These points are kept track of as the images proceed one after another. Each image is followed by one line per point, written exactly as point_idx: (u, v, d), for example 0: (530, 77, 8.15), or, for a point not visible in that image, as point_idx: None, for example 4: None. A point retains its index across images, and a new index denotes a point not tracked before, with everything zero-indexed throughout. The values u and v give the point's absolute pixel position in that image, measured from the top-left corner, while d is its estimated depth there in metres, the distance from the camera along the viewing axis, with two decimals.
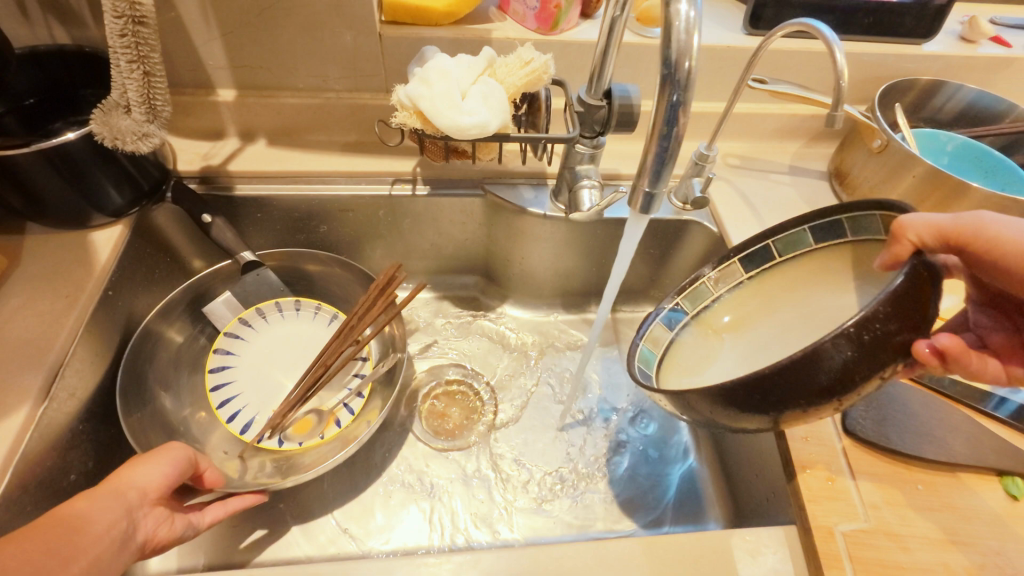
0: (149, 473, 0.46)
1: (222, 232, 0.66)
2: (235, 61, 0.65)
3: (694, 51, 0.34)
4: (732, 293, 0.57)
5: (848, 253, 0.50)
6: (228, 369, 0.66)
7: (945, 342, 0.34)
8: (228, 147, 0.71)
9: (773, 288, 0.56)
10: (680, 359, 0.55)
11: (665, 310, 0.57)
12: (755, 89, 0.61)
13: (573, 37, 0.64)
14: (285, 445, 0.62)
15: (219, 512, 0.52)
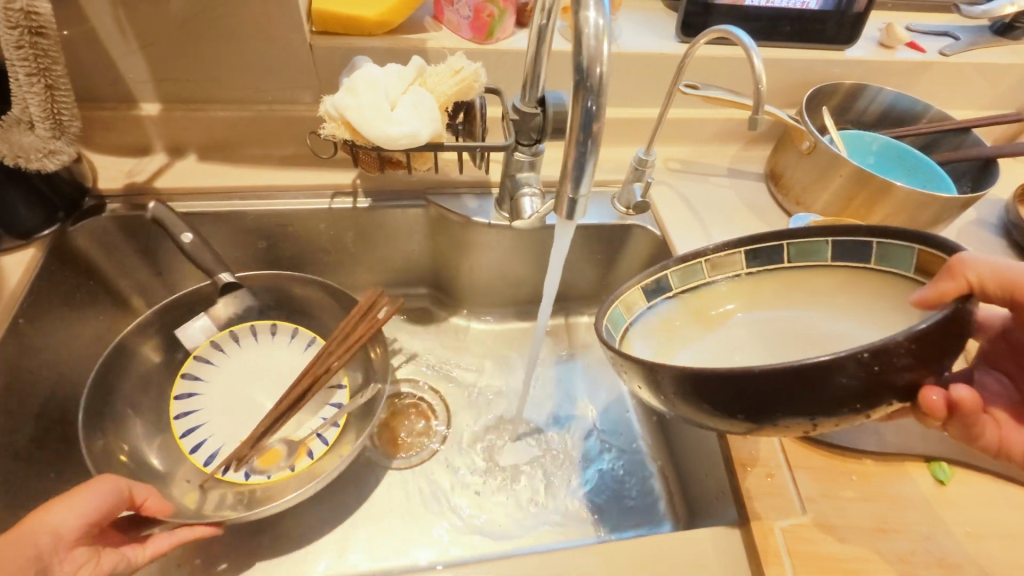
0: (65, 514, 0.44)
1: (201, 251, 0.63)
2: (157, 74, 0.62)
3: (605, 57, 0.34)
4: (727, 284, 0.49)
5: (864, 281, 0.45)
6: (196, 397, 0.63)
7: (962, 394, 0.35)
8: (155, 163, 0.67)
9: (769, 291, 0.49)
10: (650, 338, 0.47)
11: (654, 280, 0.47)
12: (687, 96, 0.63)
13: (508, 46, 0.64)
14: (251, 478, 0.59)
15: (164, 543, 0.49)
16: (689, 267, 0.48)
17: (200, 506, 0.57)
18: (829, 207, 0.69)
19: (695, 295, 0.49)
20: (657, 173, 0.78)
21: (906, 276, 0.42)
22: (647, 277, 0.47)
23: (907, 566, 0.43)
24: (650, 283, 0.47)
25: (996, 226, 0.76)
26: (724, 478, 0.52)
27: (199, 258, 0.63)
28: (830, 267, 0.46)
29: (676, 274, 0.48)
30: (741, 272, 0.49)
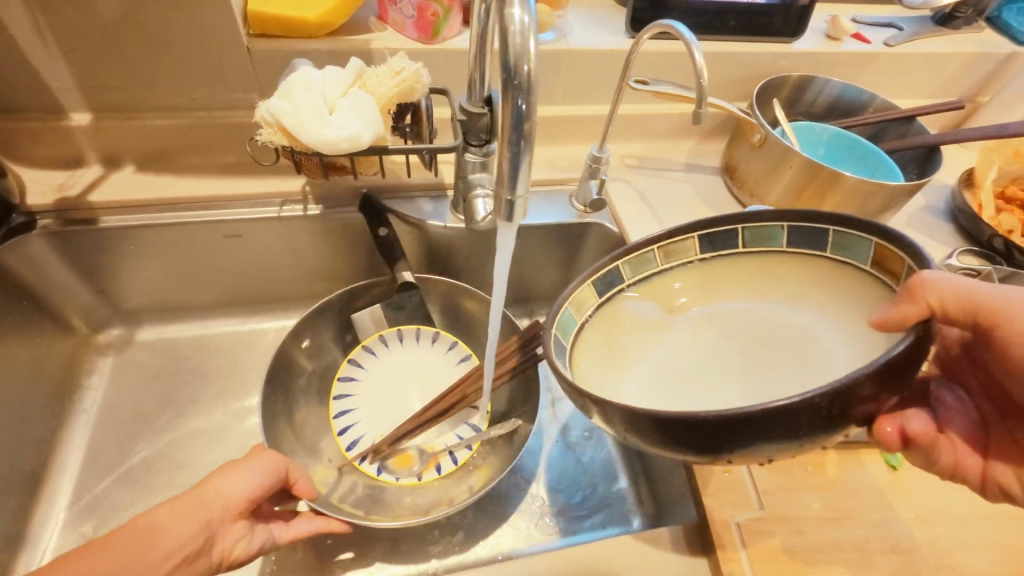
0: (235, 485, 0.45)
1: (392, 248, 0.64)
2: (85, 83, 0.59)
3: (532, 54, 0.33)
4: (680, 271, 0.48)
5: (816, 269, 0.44)
6: (354, 382, 0.65)
7: (915, 429, 0.36)
8: (89, 176, 0.64)
9: (721, 278, 0.47)
10: (600, 335, 0.45)
11: (603, 272, 0.46)
12: (637, 90, 0.63)
13: (454, 45, 0.63)
14: (382, 475, 0.60)
15: (308, 527, 0.50)
16: (641, 255, 0.47)
17: (330, 492, 0.58)
18: (783, 199, 0.69)
19: (648, 286, 0.48)
20: (615, 170, 0.78)
21: (858, 266, 0.42)
22: (596, 272, 0.45)
23: (861, 554, 0.43)
24: (600, 277, 0.46)
25: (944, 212, 0.78)
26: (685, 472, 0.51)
27: (393, 254, 0.64)
28: (783, 252, 0.45)
29: (628, 265, 0.47)
30: (693, 260, 0.48)
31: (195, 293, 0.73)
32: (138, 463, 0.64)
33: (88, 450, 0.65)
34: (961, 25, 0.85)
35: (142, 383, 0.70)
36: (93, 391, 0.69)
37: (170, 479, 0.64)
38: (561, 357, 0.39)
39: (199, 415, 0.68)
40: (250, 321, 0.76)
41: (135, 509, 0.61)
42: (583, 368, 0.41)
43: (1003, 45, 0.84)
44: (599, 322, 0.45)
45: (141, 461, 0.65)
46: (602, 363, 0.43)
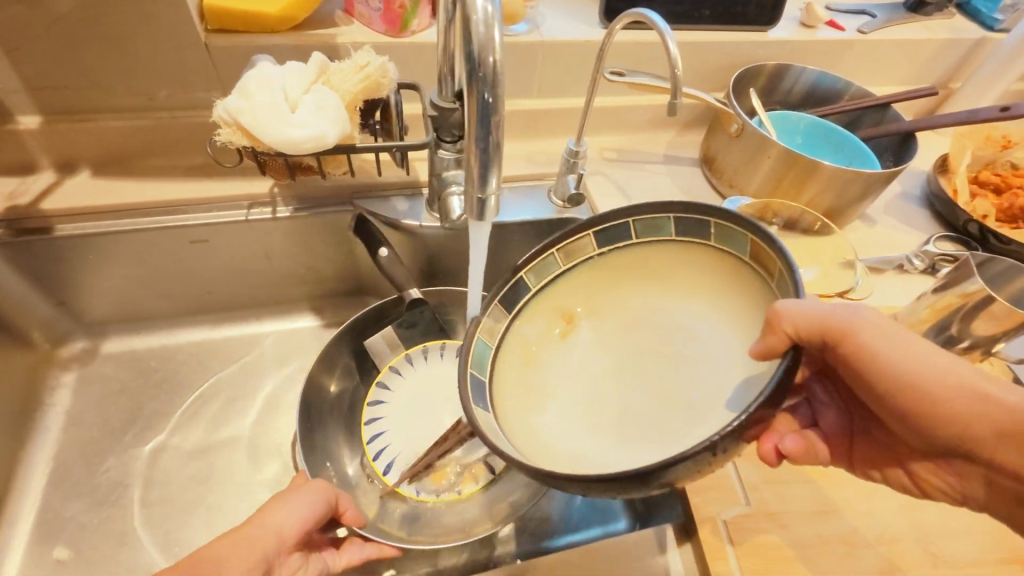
0: (288, 517, 0.44)
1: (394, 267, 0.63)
2: (32, 83, 0.56)
3: (497, 45, 0.31)
4: (584, 271, 0.46)
5: (711, 259, 0.43)
6: (382, 405, 0.64)
7: (790, 448, 0.42)
8: (41, 182, 0.61)
9: (627, 272, 0.46)
10: (514, 354, 0.44)
11: (504, 289, 0.44)
12: (613, 82, 0.61)
13: (423, 39, 0.61)
14: (422, 494, 0.59)
15: (355, 554, 0.50)
16: (540, 261, 0.45)
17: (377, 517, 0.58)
18: (761, 189, 0.69)
19: (553, 289, 0.46)
20: (593, 163, 0.77)
21: (742, 259, 0.40)
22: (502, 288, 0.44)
23: (849, 546, 0.43)
24: (505, 293, 0.44)
25: (919, 198, 0.79)
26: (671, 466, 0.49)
27: (393, 275, 0.62)
28: (676, 241, 0.44)
29: (530, 273, 0.45)
30: (594, 257, 0.46)
31: (162, 302, 0.70)
32: (107, 481, 0.62)
33: (52, 470, 0.62)
34: (932, 12, 0.85)
35: (107, 397, 0.67)
36: (56, 408, 0.66)
37: (141, 497, 0.61)
38: (479, 399, 0.39)
39: (170, 428, 0.66)
40: (222, 329, 0.74)
41: (105, 530, 0.59)
42: (501, 397, 0.41)
43: (974, 31, 0.85)
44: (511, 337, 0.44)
45: (110, 479, 0.62)
46: (518, 384, 0.43)
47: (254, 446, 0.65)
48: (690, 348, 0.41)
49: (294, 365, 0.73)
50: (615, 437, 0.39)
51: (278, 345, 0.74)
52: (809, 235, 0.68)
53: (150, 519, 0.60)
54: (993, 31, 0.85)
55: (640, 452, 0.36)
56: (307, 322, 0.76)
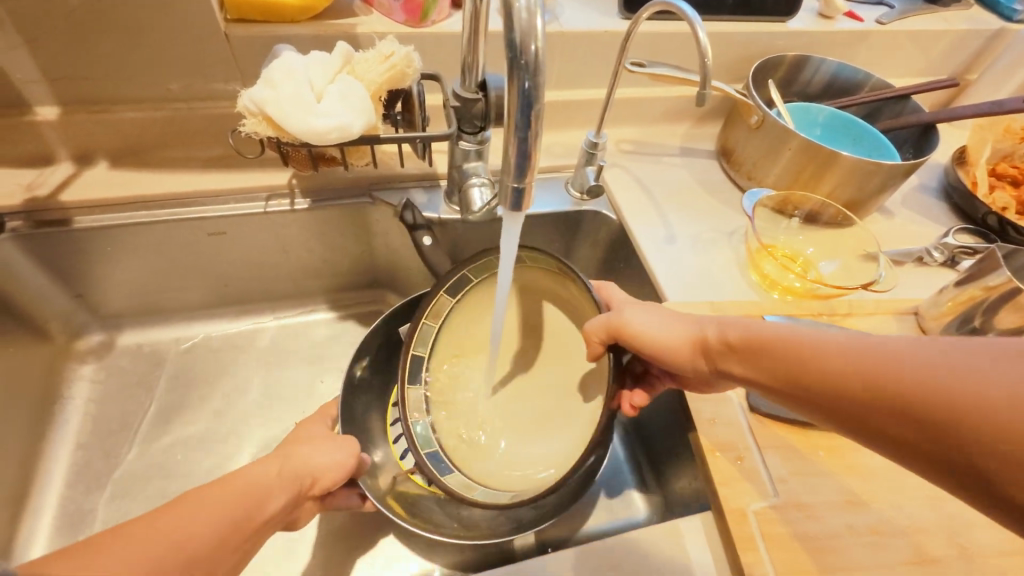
0: (332, 456, 0.48)
1: (435, 257, 0.61)
2: (51, 74, 0.56)
3: (539, 33, 0.31)
4: (449, 321, 0.56)
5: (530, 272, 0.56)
6: None
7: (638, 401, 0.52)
8: (59, 174, 0.60)
9: (476, 303, 0.57)
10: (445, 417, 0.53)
11: (407, 366, 0.53)
12: (634, 73, 0.61)
13: (443, 29, 0.61)
14: None
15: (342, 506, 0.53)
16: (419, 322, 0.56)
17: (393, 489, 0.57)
18: (781, 181, 0.68)
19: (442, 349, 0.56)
20: (610, 155, 0.76)
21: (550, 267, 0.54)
22: (403, 371, 0.53)
23: (877, 535, 0.43)
24: (407, 371, 0.53)
25: (936, 190, 0.78)
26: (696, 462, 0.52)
27: (428, 262, 0.61)
28: None
29: (417, 347, 0.54)
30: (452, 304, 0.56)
31: (179, 295, 0.70)
32: (127, 474, 0.62)
33: (72, 462, 0.62)
34: (950, 2, 0.84)
35: (126, 390, 0.67)
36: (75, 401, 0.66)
37: (162, 488, 0.61)
38: (444, 467, 0.48)
39: (187, 420, 0.66)
40: (239, 322, 0.74)
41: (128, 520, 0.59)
42: (459, 458, 0.50)
43: (992, 21, 0.84)
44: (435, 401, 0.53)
45: (131, 471, 0.62)
46: (458, 435, 0.53)
47: (274, 439, 0.66)
48: (566, 356, 0.54)
49: (311, 359, 0.73)
50: (552, 434, 0.51)
51: (293, 338, 0.74)
52: (830, 226, 0.68)
53: None
54: (1011, 22, 0.85)
55: (561, 440, 0.49)
56: (321, 315, 0.76)
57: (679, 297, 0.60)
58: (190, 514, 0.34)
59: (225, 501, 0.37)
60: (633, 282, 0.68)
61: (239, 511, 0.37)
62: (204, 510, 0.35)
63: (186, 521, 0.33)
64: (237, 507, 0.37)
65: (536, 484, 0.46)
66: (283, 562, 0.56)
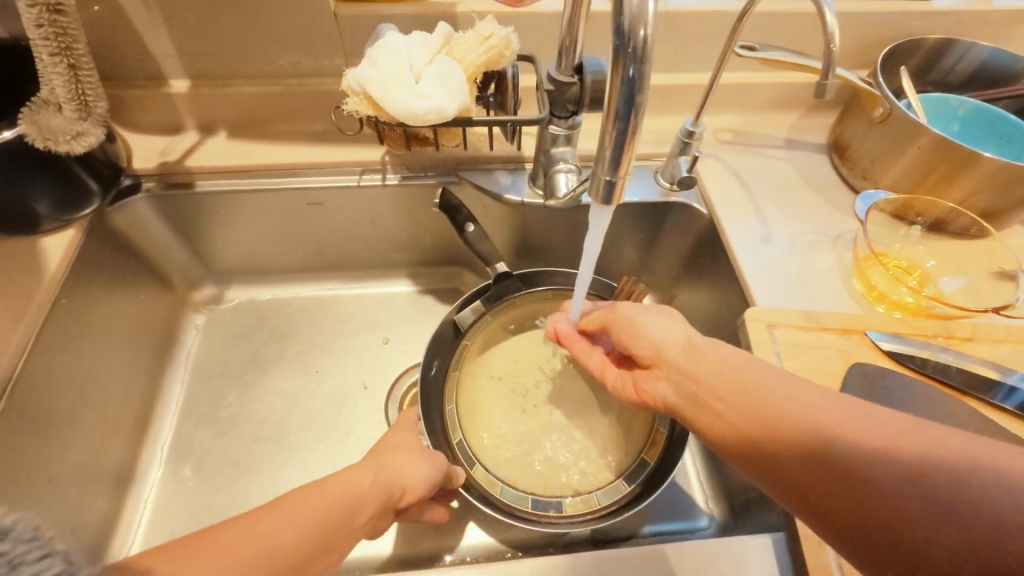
0: (418, 470, 0.48)
1: (482, 241, 0.64)
2: (185, 50, 0.61)
3: (650, 18, 0.30)
4: (458, 393, 0.58)
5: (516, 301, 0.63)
6: None
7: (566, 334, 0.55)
8: (187, 142, 0.67)
9: (470, 365, 0.59)
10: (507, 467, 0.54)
11: (457, 448, 0.55)
12: (743, 57, 0.57)
13: (542, 8, 0.60)
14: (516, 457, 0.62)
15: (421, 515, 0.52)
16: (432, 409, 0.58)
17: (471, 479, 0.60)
18: (901, 182, 0.61)
19: (468, 418, 0.56)
20: (705, 145, 0.72)
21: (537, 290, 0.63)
22: (461, 451, 0.54)
23: None
24: (464, 455, 0.54)
25: None
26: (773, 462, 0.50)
27: (480, 250, 0.63)
28: (487, 319, 0.62)
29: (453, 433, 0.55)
30: (454, 374, 0.59)
31: (279, 257, 0.75)
32: (228, 414, 0.69)
33: (183, 400, 0.70)
34: None
35: (230, 340, 0.74)
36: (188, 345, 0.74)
37: (255, 431, 0.68)
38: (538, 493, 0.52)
39: (279, 373, 0.72)
40: (328, 287, 0.79)
41: (228, 459, 0.66)
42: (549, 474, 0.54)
43: None
44: (477, 447, 0.55)
45: (230, 412, 0.69)
46: (531, 463, 0.55)
47: (353, 400, 0.70)
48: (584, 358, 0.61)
49: (390, 328, 0.76)
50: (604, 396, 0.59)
51: (374, 306, 0.78)
52: (957, 238, 0.61)
53: (261, 456, 0.66)
54: None
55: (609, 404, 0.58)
56: (401, 287, 0.79)
57: (772, 303, 0.56)
58: (277, 522, 0.36)
59: (306, 511, 0.38)
60: (719, 282, 0.64)
61: (321, 522, 0.38)
62: (288, 519, 0.36)
63: (274, 532, 0.35)
64: (319, 517, 0.38)
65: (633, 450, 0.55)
66: None
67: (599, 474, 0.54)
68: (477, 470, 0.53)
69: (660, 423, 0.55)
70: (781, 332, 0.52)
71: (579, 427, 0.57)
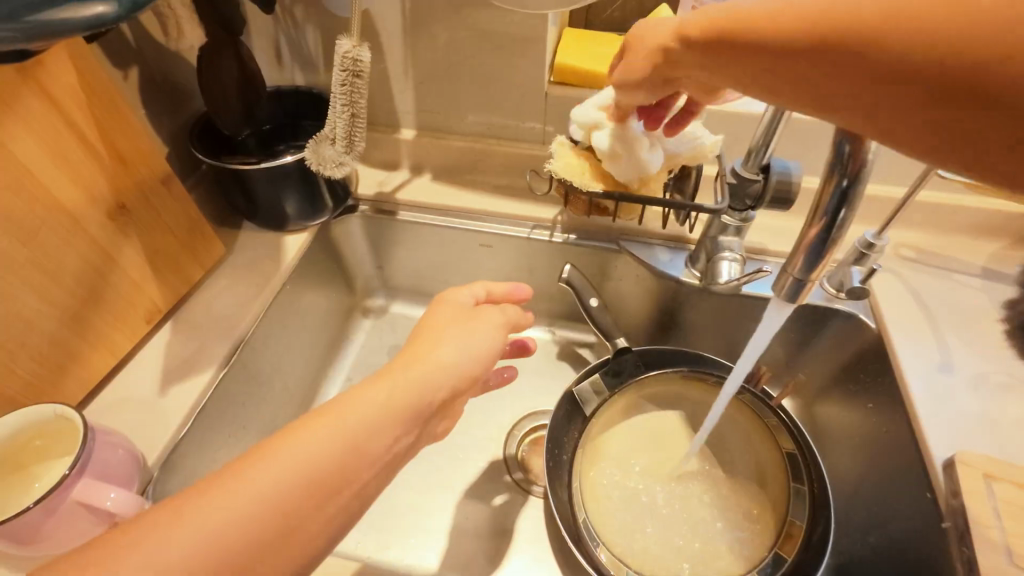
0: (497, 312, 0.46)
1: (603, 315, 0.69)
2: (421, 107, 0.75)
3: (875, 142, 0.33)
4: (585, 461, 0.59)
5: (648, 381, 0.64)
6: None
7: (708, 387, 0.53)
8: (400, 178, 0.80)
9: (598, 435, 0.61)
10: (627, 545, 0.55)
11: (582, 516, 0.56)
12: (945, 179, 0.55)
13: (735, 107, 0.64)
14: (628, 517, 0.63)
15: None
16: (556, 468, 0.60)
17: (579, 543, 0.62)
18: None
19: (591, 488, 0.58)
20: (884, 259, 0.68)
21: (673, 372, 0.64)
22: (587, 519, 0.56)
23: None
24: (588, 523, 0.56)
25: None
26: None
27: (600, 323, 0.68)
28: (616, 395, 0.63)
29: (578, 500, 0.57)
30: (580, 441, 0.60)
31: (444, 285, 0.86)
32: None
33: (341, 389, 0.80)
34: None
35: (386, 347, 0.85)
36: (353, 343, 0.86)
37: None
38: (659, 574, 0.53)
39: None
40: None
41: None
42: (671, 555, 0.55)
43: None
44: (599, 519, 0.56)
45: None
46: (652, 543, 0.56)
47: (479, 427, 0.76)
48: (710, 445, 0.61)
49: (523, 369, 0.81)
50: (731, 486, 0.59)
51: None
52: None
53: None
54: None
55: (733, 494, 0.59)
56: (541, 333, 0.85)
57: (952, 445, 0.51)
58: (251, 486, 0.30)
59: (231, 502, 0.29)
60: (879, 404, 0.60)
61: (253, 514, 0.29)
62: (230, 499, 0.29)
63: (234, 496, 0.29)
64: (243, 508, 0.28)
65: (761, 546, 0.55)
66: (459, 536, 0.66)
67: (722, 566, 0.54)
68: (585, 519, 0.55)
69: (796, 521, 0.54)
70: (1001, 486, 0.46)
71: (694, 520, 0.57)
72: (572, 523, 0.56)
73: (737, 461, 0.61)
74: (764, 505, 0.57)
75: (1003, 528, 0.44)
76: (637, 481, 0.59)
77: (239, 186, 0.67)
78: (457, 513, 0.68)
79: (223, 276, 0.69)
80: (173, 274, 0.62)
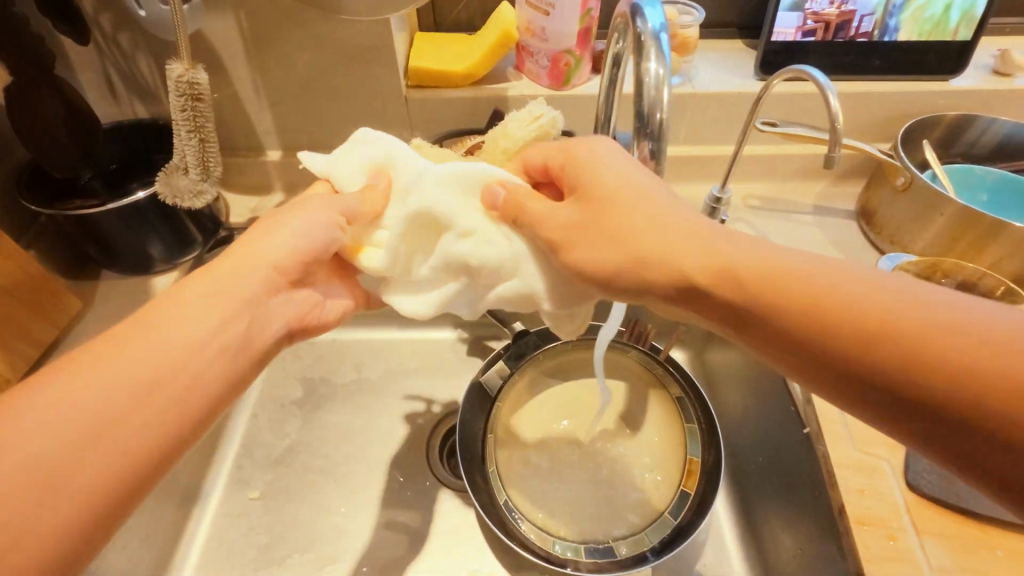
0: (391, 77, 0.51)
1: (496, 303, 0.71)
2: (283, 127, 0.73)
3: (665, 103, 0.38)
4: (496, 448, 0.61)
5: (547, 362, 0.66)
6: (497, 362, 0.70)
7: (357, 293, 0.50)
8: (273, 201, 0.78)
9: (506, 420, 0.63)
10: (549, 519, 0.57)
11: (502, 501, 0.58)
12: (764, 132, 0.62)
13: (581, 92, 0.70)
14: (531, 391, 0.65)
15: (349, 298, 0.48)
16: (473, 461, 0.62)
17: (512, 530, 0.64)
18: (930, 248, 0.63)
19: (507, 472, 0.60)
20: (733, 209, 0.76)
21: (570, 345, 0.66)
22: (507, 502, 0.58)
23: None
24: (507, 505, 0.58)
25: None
26: (814, 513, 0.53)
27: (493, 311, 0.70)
28: (519, 381, 0.65)
29: (496, 484, 0.59)
30: (491, 431, 0.62)
31: None
32: (282, 445, 0.74)
33: (245, 430, 0.76)
34: None
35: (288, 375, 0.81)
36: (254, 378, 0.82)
37: (306, 462, 0.73)
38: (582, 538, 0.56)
39: (332, 409, 0.78)
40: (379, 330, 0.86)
41: (279, 484, 0.71)
42: (592, 518, 0.58)
43: None
44: (519, 500, 0.58)
45: (287, 447, 0.74)
46: (572, 511, 0.58)
47: (398, 436, 0.75)
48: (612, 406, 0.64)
49: (435, 372, 0.82)
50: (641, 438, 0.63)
51: (420, 350, 0.84)
52: None
53: (311, 483, 0.71)
54: None
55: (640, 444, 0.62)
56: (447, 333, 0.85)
57: None
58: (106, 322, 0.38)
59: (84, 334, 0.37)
60: None
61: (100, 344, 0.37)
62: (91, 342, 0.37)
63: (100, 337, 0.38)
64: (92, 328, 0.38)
65: (669, 491, 0.58)
66: (396, 548, 0.66)
67: (637, 516, 0.58)
68: (505, 500, 0.58)
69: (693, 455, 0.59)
70: None
71: (606, 480, 0.61)
72: (494, 510, 0.58)
73: (643, 412, 0.64)
74: (669, 451, 0.61)
75: (846, 422, 0.52)
76: (548, 456, 0.62)
77: (87, 234, 0.62)
78: (390, 526, 0.68)
79: (86, 333, 0.64)
80: (18, 337, 0.56)
